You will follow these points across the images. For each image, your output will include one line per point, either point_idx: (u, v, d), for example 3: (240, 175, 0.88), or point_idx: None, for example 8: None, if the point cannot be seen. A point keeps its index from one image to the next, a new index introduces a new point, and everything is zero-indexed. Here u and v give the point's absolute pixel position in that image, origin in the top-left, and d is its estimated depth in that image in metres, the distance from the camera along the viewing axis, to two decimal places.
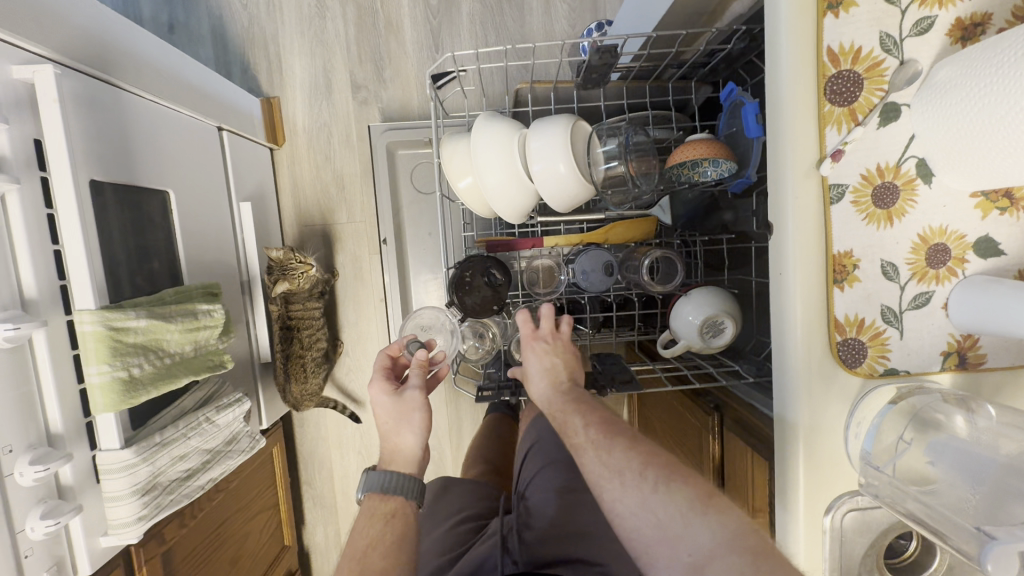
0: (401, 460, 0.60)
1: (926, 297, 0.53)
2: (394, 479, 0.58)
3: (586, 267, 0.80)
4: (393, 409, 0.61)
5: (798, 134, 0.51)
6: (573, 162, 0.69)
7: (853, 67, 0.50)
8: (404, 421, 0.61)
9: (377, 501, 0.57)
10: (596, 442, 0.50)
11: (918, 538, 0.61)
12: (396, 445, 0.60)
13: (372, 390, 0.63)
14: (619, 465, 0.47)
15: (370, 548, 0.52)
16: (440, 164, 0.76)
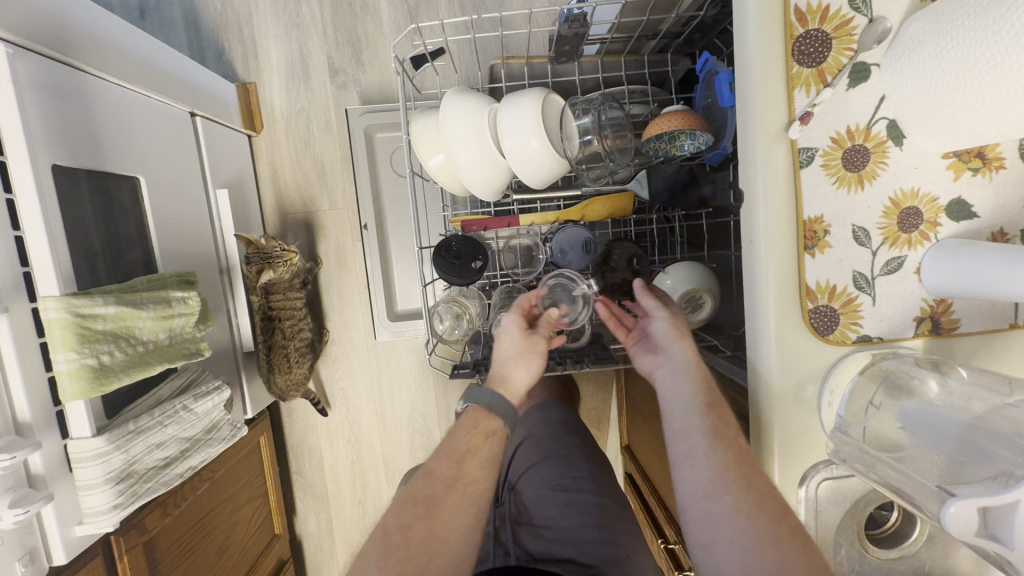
0: (511, 389, 0.60)
1: (899, 262, 0.52)
2: (504, 406, 0.59)
3: (564, 245, 0.78)
4: (516, 343, 0.62)
5: (765, 96, 0.50)
6: (545, 136, 0.67)
7: (821, 27, 0.49)
8: (523, 356, 0.62)
9: (481, 416, 0.58)
10: (718, 457, 0.50)
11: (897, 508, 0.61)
12: (509, 374, 0.61)
13: (505, 318, 0.64)
14: (719, 433, 0.52)
15: (469, 455, 0.55)
16: (410, 142, 0.75)
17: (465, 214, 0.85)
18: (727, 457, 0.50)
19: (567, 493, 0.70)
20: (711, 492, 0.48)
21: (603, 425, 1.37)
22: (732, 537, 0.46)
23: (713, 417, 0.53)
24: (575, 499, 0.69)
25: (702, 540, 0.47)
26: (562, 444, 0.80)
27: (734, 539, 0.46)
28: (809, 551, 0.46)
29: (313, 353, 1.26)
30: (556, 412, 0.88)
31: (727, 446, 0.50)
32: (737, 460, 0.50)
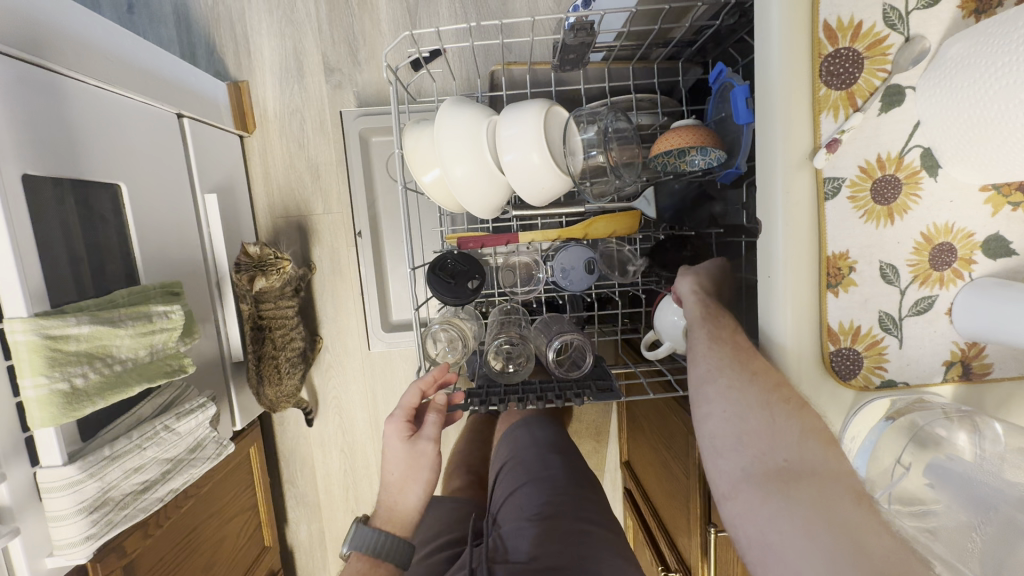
0: (398, 521, 0.59)
1: (929, 302, 0.48)
2: (392, 545, 0.58)
3: (566, 264, 0.74)
4: (401, 461, 0.58)
5: (790, 120, 0.45)
6: (547, 152, 0.63)
7: (852, 45, 0.45)
8: (409, 476, 0.58)
9: (365, 564, 0.58)
10: (713, 351, 0.49)
11: None
12: (395, 501, 0.59)
13: (387, 432, 0.59)
14: (722, 331, 0.51)
15: None
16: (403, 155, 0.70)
17: (460, 231, 0.80)
18: (725, 348, 0.49)
19: (550, 520, 0.67)
20: (707, 374, 0.48)
21: (602, 438, 1.33)
22: (725, 407, 0.45)
23: (711, 323, 0.52)
24: (567, 532, 0.65)
25: (700, 417, 0.47)
26: (548, 466, 0.76)
27: (725, 409, 0.45)
28: (806, 416, 0.43)
29: (305, 361, 1.23)
30: (544, 432, 0.84)
31: (723, 341, 0.49)
32: (734, 349, 0.49)
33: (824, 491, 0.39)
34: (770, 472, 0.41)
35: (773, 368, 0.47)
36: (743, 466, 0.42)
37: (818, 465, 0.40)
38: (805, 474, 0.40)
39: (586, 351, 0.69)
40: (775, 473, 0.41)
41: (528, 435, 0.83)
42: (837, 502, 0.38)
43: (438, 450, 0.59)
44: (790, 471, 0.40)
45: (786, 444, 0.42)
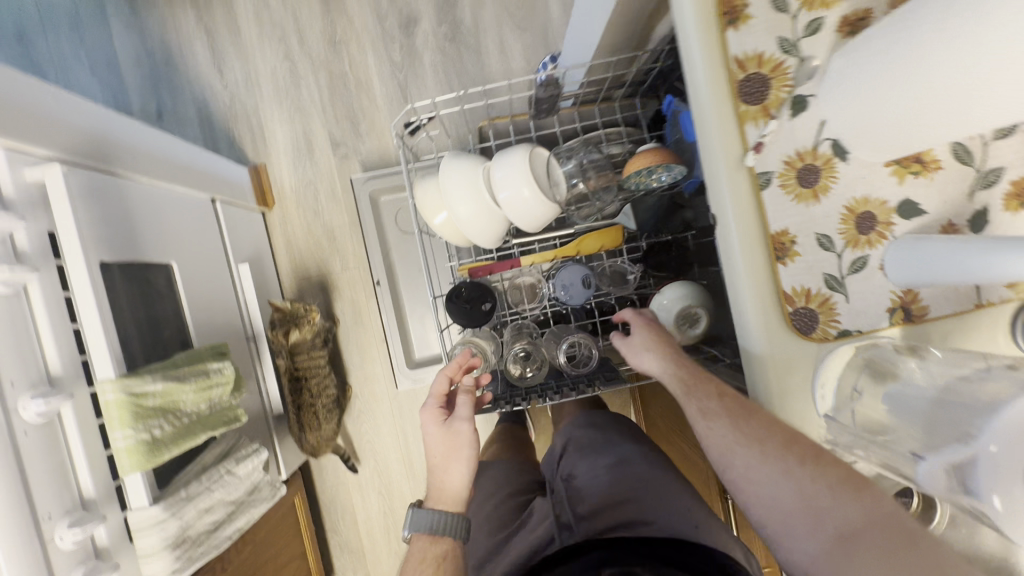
0: (448, 499, 0.66)
1: (863, 260, 0.58)
2: (449, 520, 0.65)
3: (565, 281, 0.84)
4: (441, 443, 0.68)
5: (722, 133, 0.57)
6: (535, 185, 0.75)
7: (760, 71, 0.57)
8: (451, 455, 0.67)
9: (426, 542, 0.64)
10: (714, 430, 0.58)
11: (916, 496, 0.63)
12: (442, 481, 0.67)
13: (426, 418, 0.70)
14: (712, 406, 0.60)
15: None
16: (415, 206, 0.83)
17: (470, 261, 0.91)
18: (721, 423, 0.58)
19: (624, 466, 0.77)
20: (725, 454, 0.57)
21: None
22: (763, 491, 0.54)
23: (692, 397, 0.62)
24: (637, 472, 0.75)
25: (747, 502, 0.56)
26: (608, 432, 0.86)
27: (769, 494, 0.54)
28: (828, 471, 0.53)
29: (339, 407, 1.32)
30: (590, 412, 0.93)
31: (715, 416, 0.59)
32: (731, 419, 0.58)
33: (878, 548, 0.48)
34: (829, 542, 0.50)
35: (771, 422, 0.56)
36: (808, 545, 0.51)
37: (860, 519, 0.50)
38: (857, 535, 0.49)
39: (594, 350, 0.78)
40: (835, 543, 0.50)
41: (577, 419, 0.93)
42: (892, 554, 0.47)
43: (470, 423, 0.69)
44: (844, 536, 0.50)
45: (829, 511, 0.51)
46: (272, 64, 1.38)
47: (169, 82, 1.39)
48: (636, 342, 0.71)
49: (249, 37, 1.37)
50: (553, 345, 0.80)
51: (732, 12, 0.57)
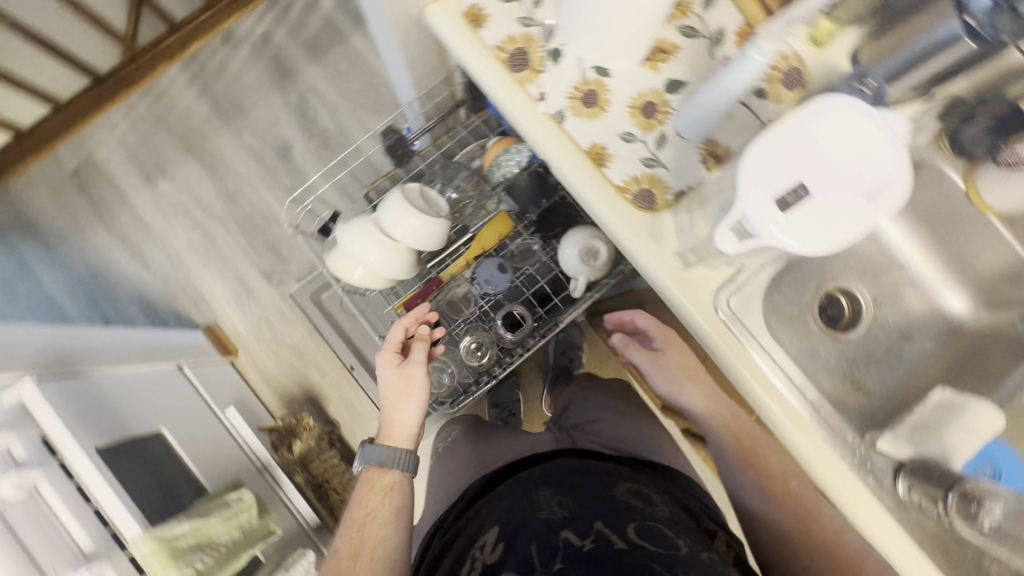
0: (398, 434, 0.81)
1: (662, 136, 0.72)
2: (398, 455, 0.79)
3: (486, 274, 0.97)
4: (396, 380, 0.83)
5: (512, 99, 0.71)
6: (419, 212, 0.88)
7: (516, 46, 0.72)
8: (403, 393, 0.82)
9: (375, 473, 0.79)
10: (736, 465, 0.81)
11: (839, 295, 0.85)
12: (395, 418, 0.81)
13: (382, 360, 0.85)
14: (739, 461, 0.82)
15: (370, 517, 0.75)
16: (334, 274, 0.95)
17: (401, 299, 1.00)
18: (729, 455, 0.83)
19: (632, 427, 1.02)
20: (737, 482, 0.81)
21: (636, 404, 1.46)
22: (757, 514, 0.77)
23: (732, 438, 0.83)
24: (643, 435, 1.01)
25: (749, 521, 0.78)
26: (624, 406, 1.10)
27: (761, 522, 0.76)
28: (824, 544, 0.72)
29: None
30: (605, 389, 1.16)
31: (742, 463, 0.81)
32: (763, 482, 0.79)
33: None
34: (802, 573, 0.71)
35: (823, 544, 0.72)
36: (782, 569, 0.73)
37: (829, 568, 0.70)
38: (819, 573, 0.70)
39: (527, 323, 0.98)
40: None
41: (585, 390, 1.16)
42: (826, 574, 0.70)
43: (422, 368, 0.84)
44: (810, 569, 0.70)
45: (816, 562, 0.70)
46: (186, 237, 1.52)
47: (103, 292, 1.51)
48: (663, 371, 0.88)
49: (156, 224, 1.53)
50: (494, 330, 1.00)
51: (476, 18, 0.73)
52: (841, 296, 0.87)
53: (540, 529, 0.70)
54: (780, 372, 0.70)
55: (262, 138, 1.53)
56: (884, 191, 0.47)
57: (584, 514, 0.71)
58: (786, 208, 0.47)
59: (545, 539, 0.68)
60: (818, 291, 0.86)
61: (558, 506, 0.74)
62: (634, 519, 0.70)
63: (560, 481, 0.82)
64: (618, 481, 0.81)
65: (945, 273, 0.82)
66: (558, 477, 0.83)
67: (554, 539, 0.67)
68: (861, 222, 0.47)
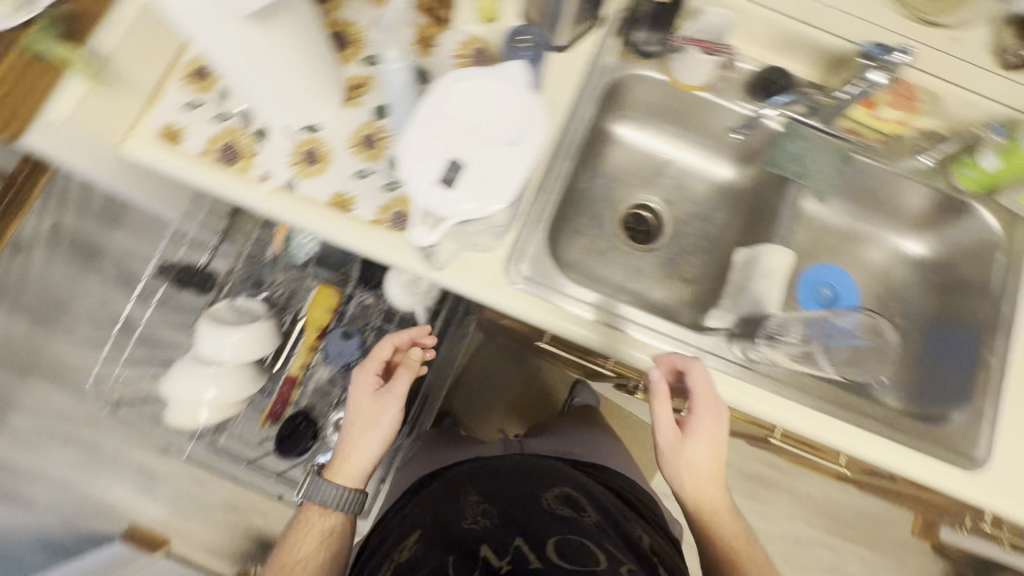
0: (350, 473, 0.74)
1: (392, 159, 0.74)
2: (345, 496, 0.74)
3: (336, 348, 0.95)
4: (368, 409, 0.74)
5: (241, 191, 0.73)
6: (236, 327, 0.87)
7: (222, 143, 0.73)
8: (370, 426, 0.74)
9: (315, 514, 0.76)
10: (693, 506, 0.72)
11: (629, 214, 0.91)
12: (354, 450, 0.74)
13: (360, 381, 0.76)
14: (712, 504, 0.70)
15: (303, 562, 0.73)
16: (178, 426, 0.88)
17: (264, 412, 0.95)
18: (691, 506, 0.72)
19: (595, 450, 1.07)
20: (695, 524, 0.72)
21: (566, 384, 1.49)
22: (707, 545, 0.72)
23: (708, 489, 0.69)
24: (598, 455, 1.05)
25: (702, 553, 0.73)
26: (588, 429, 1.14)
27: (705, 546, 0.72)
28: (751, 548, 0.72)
29: None
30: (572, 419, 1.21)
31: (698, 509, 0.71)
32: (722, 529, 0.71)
33: None
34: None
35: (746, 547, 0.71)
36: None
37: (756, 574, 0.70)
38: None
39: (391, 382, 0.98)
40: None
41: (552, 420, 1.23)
42: None
43: (401, 402, 0.75)
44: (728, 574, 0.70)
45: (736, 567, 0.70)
46: None
47: None
48: (663, 434, 0.68)
49: None
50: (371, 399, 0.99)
51: (173, 135, 0.73)
52: (639, 208, 0.92)
53: (456, 539, 0.74)
54: (589, 306, 0.73)
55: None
56: (525, 131, 0.51)
57: (507, 526, 0.76)
58: (451, 181, 0.49)
59: (463, 552, 0.72)
60: (619, 212, 0.92)
61: (481, 515, 0.78)
62: (556, 533, 0.74)
63: (491, 487, 0.85)
64: (559, 486, 0.85)
65: (701, 151, 0.90)
66: (486, 480, 0.86)
67: (474, 551, 0.72)
68: (520, 165, 0.50)
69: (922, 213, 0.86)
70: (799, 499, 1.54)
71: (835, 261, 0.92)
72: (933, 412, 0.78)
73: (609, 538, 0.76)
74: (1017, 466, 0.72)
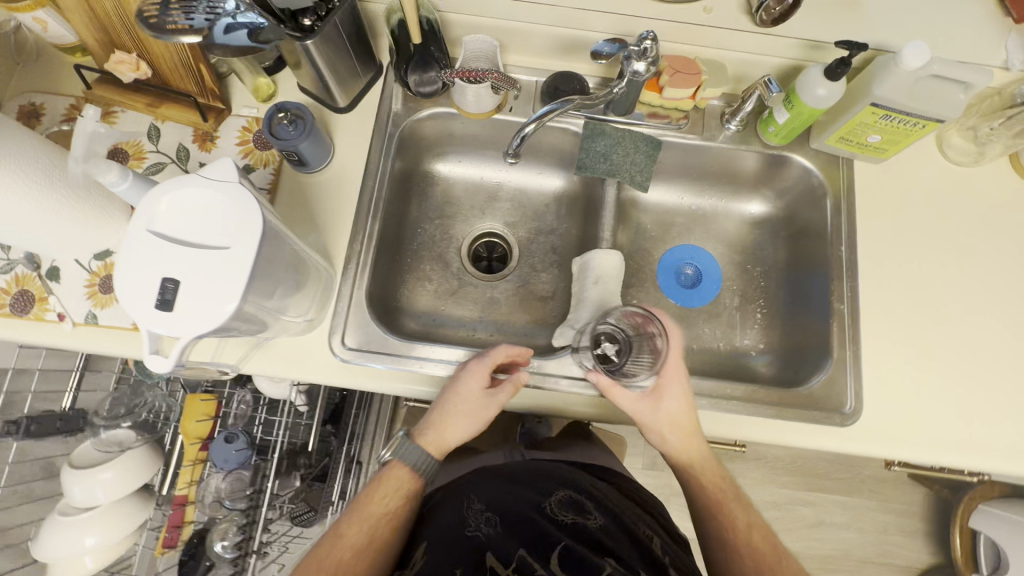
0: (438, 447, 0.66)
1: None
2: (429, 463, 0.66)
3: (221, 455, 0.89)
4: (467, 400, 0.65)
5: (44, 336, 0.70)
6: (102, 466, 0.83)
7: (11, 292, 0.70)
8: (469, 416, 0.65)
9: (399, 475, 0.65)
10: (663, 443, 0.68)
11: (475, 246, 0.90)
12: (444, 433, 0.65)
13: (471, 372, 0.65)
14: (683, 439, 0.66)
15: (369, 542, 0.61)
16: None
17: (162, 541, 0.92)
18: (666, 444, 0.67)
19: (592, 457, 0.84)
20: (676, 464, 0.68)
21: None
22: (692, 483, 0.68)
23: (674, 417, 0.65)
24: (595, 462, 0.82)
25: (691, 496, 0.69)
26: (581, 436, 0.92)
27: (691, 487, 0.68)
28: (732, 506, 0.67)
29: None
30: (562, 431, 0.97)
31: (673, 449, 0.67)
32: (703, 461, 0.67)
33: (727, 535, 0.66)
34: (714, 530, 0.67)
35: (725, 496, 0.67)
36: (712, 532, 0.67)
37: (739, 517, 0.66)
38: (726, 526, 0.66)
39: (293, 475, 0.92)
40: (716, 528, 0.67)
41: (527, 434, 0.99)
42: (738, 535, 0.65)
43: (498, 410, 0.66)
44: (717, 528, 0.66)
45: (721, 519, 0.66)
46: None
47: None
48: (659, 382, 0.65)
49: None
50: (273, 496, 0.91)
51: None
52: (485, 237, 0.91)
53: (457, 554, 0.57)
54: (423, 361, 0.70)
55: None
56: (238, 231, 0.49)
57: (513, 534, 0.58)
58: (169, 304, 0.47)
59: (468, 562, 0.56)
60: (468, 246, 0.89)
61: (487, 523, 0.61)
62: (562, 537, 0.57)
63: (498, 491, 0.66)
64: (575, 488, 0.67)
65: (528, 167, 0.89)
66: (489, 484, 0.68)
67: (474, 563, 0.56)
68: (240, 272, 0.48)
69: (754, 174, 0.86)
70: (768, 463, 1.51)
71: (691, 240, 0.90)
72: (800, 373, 0.76)
73: (624, 544, 0.59)
74: (887, 409, 0.70)
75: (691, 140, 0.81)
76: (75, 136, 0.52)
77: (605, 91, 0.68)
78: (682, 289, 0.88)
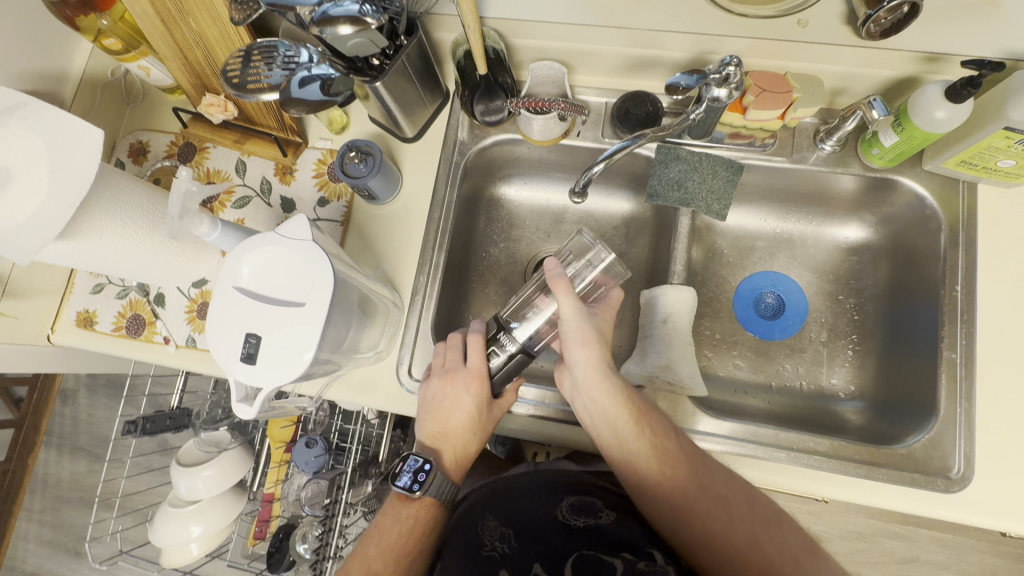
0: (453, 463, 0.64)
1: None
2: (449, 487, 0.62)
3: (303, 458, 0.97)
4: (470, 415, 0.63)
5: (152, 354, 0.78)
6: (204, 465, 0.92)
7: (126, 315, 0.79)
8: (477, 428, 0.64)
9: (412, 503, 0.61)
10: (587, 388, 0.62)
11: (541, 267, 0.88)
12: (452, 443, 0.64)
13: (468, 386, 0.63)
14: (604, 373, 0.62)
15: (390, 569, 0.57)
16: (174, 563, 0.95)
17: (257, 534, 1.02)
18: (583, 384, 0.63)
19: None
20: (600, 416, 0.62)
21: None
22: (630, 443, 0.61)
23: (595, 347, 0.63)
24: None
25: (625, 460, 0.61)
26: None
27: (631, 450, 0.60)
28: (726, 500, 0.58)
29: None
30: None
31: (595, 391, 0.62)
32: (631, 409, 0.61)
33: (710, 513, 0.58)
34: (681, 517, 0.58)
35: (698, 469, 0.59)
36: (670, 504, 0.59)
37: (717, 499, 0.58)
38: (698, 508, 0.58)
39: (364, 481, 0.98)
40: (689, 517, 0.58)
41: None
42: (710, 521, 0.57)
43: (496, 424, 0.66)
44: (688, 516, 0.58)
45: (686, 496, 0.58)
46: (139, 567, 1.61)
47: None
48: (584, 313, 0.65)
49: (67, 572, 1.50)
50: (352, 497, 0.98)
51: (87, 319, 0.79)
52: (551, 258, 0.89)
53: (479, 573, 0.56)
54: None
55: (99, 438, 1.54)
56: (311, 288, 0.52)
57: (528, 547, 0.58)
58: (251, 358, 0.51)
59: None
60: (534, 267, 0.88)
61: (501, 540, 0.60)
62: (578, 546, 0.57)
63: (511, 506, 0.66)
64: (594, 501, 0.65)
65: (596, 189, 0.86)
66: (510, 499, 0.68)
67: None
68: (311, 331, 0.51)
69: (852, 197, 0.77)
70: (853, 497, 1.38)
71: (772, 267, 0.83)
72: (896, 428, 0.68)
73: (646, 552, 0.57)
74: (993, 477, 0.62)
75: (776, 163, 0.73)
76: (171, 197, 0.57)
77: (680, 121, 0.64)
78: (761, 320, 0.81)
